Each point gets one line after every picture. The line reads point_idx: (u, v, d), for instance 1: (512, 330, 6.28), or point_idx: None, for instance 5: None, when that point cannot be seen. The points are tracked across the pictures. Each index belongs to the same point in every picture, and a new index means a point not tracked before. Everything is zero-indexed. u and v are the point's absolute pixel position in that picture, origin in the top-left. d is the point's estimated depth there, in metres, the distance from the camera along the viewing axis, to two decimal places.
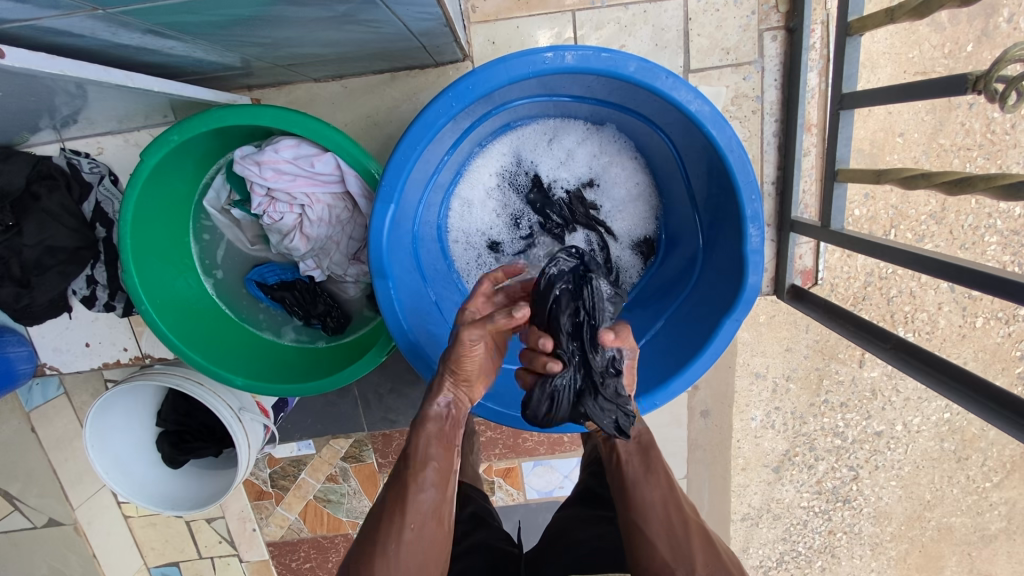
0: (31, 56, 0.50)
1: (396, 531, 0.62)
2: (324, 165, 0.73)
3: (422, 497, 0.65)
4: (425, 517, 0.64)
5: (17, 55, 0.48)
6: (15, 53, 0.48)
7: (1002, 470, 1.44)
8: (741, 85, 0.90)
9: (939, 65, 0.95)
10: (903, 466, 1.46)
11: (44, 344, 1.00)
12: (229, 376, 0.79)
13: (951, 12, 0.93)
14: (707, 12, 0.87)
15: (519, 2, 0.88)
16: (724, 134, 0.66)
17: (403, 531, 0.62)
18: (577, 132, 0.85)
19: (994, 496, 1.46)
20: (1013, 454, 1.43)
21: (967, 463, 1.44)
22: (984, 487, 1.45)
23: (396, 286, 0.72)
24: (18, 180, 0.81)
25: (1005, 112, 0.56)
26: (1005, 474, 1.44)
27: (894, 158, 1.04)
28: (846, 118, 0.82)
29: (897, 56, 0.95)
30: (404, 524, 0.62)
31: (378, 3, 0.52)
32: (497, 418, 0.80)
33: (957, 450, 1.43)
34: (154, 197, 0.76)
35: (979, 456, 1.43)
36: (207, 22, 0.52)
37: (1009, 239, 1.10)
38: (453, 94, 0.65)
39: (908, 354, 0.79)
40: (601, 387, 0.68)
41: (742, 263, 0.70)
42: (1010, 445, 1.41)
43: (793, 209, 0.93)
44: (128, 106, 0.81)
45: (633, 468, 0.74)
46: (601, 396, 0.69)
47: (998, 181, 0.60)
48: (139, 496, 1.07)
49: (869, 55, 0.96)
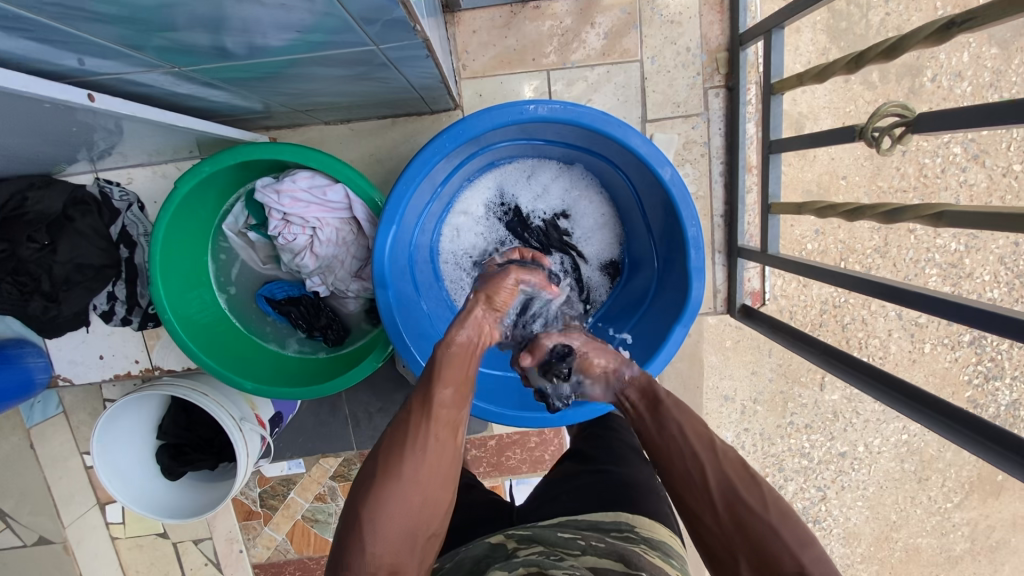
0: (112, 100, 0.63)
1: (422, 437, 0.61)
2: (335, 194, 0.85)
3: (446, 406, 0.64)
4: (449, 427, 0.64)
5: (104, 100, 0.61)
6: (103, 98, 0.61)
7: (962, 490, 1.54)
8: (691, 132, 1.05)
9: None
10: (868, 487, 1.56)
11: (60, 357, 1.07)
12: (240, 380, 0.87)
13: (881, 73, 1.11)
14: (659, 73, 1.03)
15: (502, 62, 1.03)
16: (669, 171, 0.80)
17: (427, 440, 0.62)
18: (551, 170, 0.98)
19: (956, 516, 1.56)
20: (970, 475, 1.53)
21: (928, 484, 1.54)
22: (946, 507, 1.55)
23: (394, 296, 0.83)
24: (57, 205, 0.91)
25: (882, 154, 0.68)
26: (965, 495, 1.54)
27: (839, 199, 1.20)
28: (776, 160, 0.97)
29: (836, 109, 1.13)
30: (430, 431, 0.62)
31: (389, 66, 0.66)
32: (488, 416, 0.87)
33: (916, 470, 1.54)
34: (181, 218, 0.86)
35: (939, 477, 1.54)
36: (251, 77, 0.66)
37: (948, 271, 1.25)
38: (447, 137, 0.78)
39: (833, 356, 0.92)
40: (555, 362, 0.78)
41: (687, 278, 0.83)
42: (967, 465, 1.52)
43: (739, 238, 1.07)
44: (159, 143, 0.92)
45: (646, 428, 0.66)
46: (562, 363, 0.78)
47: (880, 208, 0.72)
48: (137, 503, 1.11)
49: (812, 108, 1.13)
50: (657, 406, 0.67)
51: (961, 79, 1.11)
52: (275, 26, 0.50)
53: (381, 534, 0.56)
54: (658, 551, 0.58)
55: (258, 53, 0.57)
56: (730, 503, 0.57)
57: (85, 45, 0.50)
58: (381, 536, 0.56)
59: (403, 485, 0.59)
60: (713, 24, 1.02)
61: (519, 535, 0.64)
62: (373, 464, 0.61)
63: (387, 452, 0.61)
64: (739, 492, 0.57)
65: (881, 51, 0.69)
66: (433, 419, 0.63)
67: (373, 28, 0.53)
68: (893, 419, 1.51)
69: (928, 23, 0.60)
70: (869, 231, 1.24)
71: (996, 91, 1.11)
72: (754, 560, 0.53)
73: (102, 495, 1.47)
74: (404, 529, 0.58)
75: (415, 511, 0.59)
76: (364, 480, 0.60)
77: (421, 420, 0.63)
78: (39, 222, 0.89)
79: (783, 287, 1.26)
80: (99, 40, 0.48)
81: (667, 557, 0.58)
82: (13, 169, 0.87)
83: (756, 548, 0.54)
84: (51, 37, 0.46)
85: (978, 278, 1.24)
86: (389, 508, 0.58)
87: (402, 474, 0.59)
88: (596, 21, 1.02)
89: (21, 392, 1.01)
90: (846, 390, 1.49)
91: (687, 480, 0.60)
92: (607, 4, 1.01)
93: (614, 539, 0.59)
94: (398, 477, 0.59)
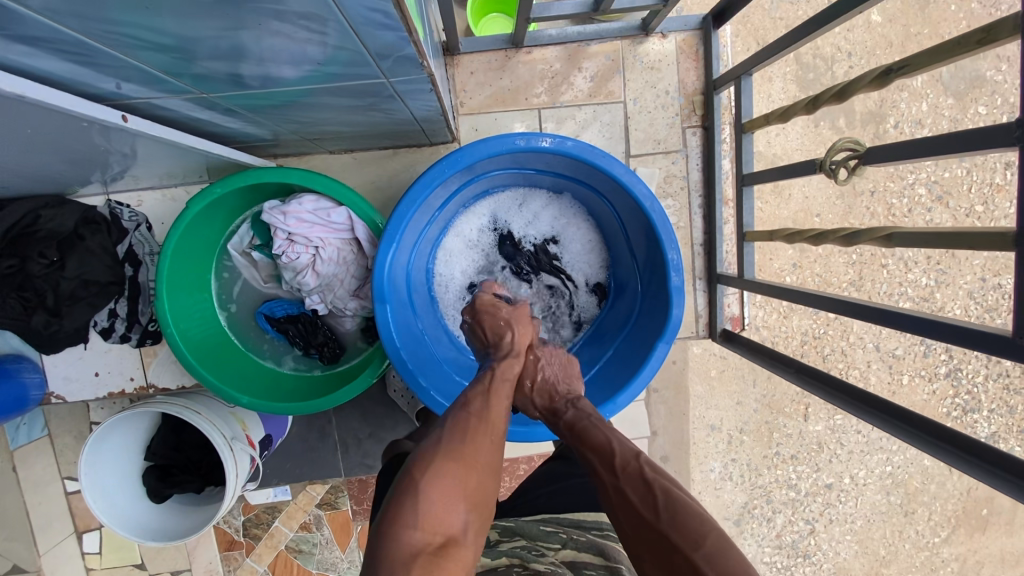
0: (142, 122, 0.69)
1: (482, 433, 0.63)
2: (339, 216, 0.90)
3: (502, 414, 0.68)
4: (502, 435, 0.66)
5: (135, 121, 0.68)
6: (135, 119, 0.68)
7: (948, 524, 1.56)
8: (671, 167, 1.14)
9: None
10: (856, 520, 1.57)
11: (55, 374, 1.09)
12: (236, 395, 0.89)
13: (847, 120, 1.22)
14: (641, 113, 1.12)
15: (497, 101, 1.12)
16: (649, 199, 0.86)
17: (487, 435, 0.63)
18: (542, 199, 1.05)
19: (944, 551, 1.57)
20: (956, 509, 1.55)
21: (915, 517, 1.56)
22: (934, 542, 1.57)
23: (391, 311, 0.87)
24: (69, 223, 0.95)
25: (839, 183, 0.76)
26: (952, 529, 1.56)
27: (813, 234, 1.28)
28: (748, 193, 1.05)
29: (807, 151, 1.22)
30: (488, 430, 0.64)
31: (394, 98, 0.73)
32: None
33: (902, 504, 1.56)
34: (190, 236, 0.90)
35: (925, 510, 1.56)
36: (269, 106, 0.72)
37: (920, 304, 1.31)
38: (447, 163, 0.84)
39: (808, 374, 0.98)
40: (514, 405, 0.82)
41: (668, 299, 0.88)
42: (952, 499, 1.55)
43: (718, 266, 1.14)
44: (169, 168, 0.98)
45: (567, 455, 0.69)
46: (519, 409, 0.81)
47: (839, 232, 0.78)
48: (119, 524, 1.09)
49: (785, 149, 1.22)
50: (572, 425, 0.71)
51: (921, 127, 1.21)
52: (296, 61, 0.57)
53: (437, 502, 0.55)
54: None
55: (278, 83, 0.63)
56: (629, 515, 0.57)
57: (127, 72, 0.56)
58: (436, 504, 0.54)
59: (465, 469, 0.59)
60: (689, 70, 1.11)
61: (502, 526, 0.73)
62: (433, 445, 0.61)
63: (448, 434, 0.62)
64: (634, 504, 0.57)
65: (835, 93, 0.78)
66: (491, 419, 0.66)
67: (384, 62, 0.60)
68: (877, 450, 1.54)
69: (870, 70, 0.69)
70: (844, 266, 1.32)
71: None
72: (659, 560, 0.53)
73: (81, 523, 1.44)
74: (457, 504, 0.56)
75: (469, 493, 0.57)
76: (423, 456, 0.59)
77: (482, 413, 0.65)
78: (50, 239, 0.92)
79: (764, 318, 1.32)
80: (137, 65, 0.54)
81: None
82: (30, 188, 0.91)
83: (654, 556, 0.53)
84: (95, 61, 0.52)
85: (950, 312, 1.31)
86: (447, 485, 0.57)
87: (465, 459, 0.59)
88: (582, 66, 1.11)
89: (15, 407, 1.02)
90: (829, 420, 1.53)
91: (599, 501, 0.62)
92: (593, 52, 1.11)
93: (592, 534, 0.68)
94: (459, 456, 0.59)
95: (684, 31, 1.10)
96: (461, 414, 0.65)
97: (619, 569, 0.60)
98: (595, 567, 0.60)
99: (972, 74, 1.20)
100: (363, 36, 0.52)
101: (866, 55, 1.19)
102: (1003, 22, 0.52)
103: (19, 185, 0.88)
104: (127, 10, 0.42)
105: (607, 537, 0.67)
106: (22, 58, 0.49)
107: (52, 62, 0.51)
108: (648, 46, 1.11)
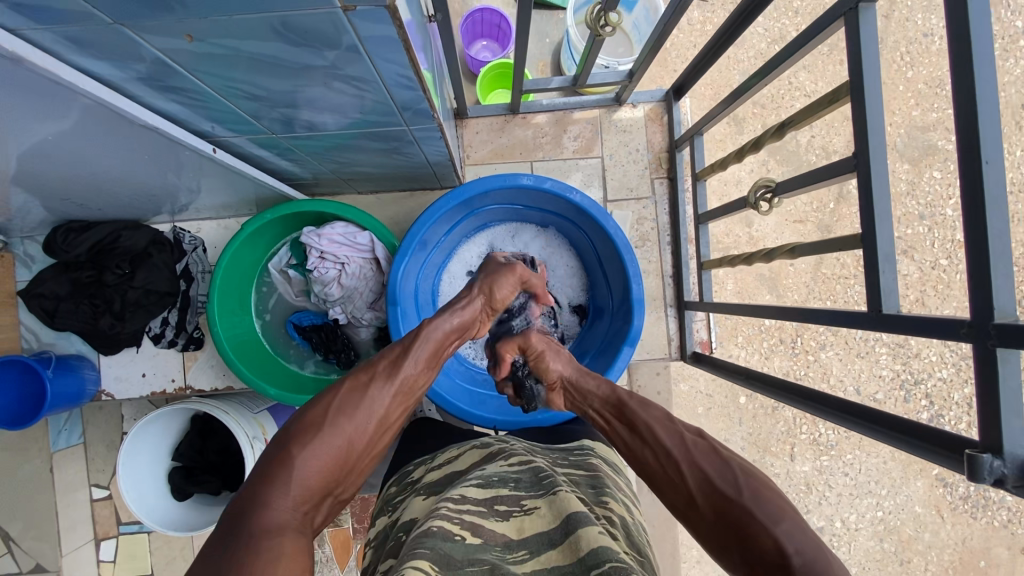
0: (224, 155, 0.91)
1: (374, 408, 0.77)
2: (363, 239, 1.09)
3: (397, 399, 0.81)
4: (396, 413, 0.81)
5: (220, 154, 0.90)
6: (220, 152, 0.90)
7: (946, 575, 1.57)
8: (642, 211, 1.36)
9: (812, 214, 1.43)
10: (850, 567, 1.58)
11: (108, 373, 1.26)
12: (265, 388, 1.05)
13: None
14: (616, 167, 1.35)
15: (496, 155, 1.35)
16: (614, 228, 1.05)
17: (376, 412, 0.77)
18: (531, 232, 1.24)
19: None
20: (953, 559, 1.57)
21: (911, 567, 1.57)
22: None
23: (400, 314, 1.04)
24: (141, 242, 1.15)
25: (763, 212, 0.94)
26: None
27: (790, 281, 1.46)
28: (705, 231, 1.25)
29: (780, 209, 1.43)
30: (381, 406, 0.78)
31: (411, 143, 0.94)
32: (485, 421, 1.11)
33: (897, 552, 1.57)
34: (242, 250, 1.10)
35: (920, 559, 1.57)
36: (317, 147, 0.94)
37: (897, 349, 1.45)
38: (452, 195, 1.04)
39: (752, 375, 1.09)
40: (521, 386, 1.04)
41: (633, 311, 1.05)
42: (947, 548, 1.56)
43: (686, 294, 1.33)
44: (225, 201, 1.20)
45: (620, 432, 0.79)
46: (525, 389, 1.03)
47: (761, 254, 0.96)
48: (147, 516, 1.20)
49: None
50: (627, 411, 0.80)
51: None
52: (342, 110, 0.78)
53: (311, 475, 0.66)
54: (603, 458, 0.89)
55: (328, 129, 0.85)
56: (705, 486, 0.64)
57: (223, 116, 0.78)
58: (310, 477, 0.66)
59: (345, 441, 0.72)
60: (656, 133, 1.35)
61: (500, 438, 0.92)
62: (326, 412, 0.73)
63: (322, 419, 0.72)
64: (713, 480, 0.64)
65: (752, 144, 0.97)
66: (387, 396, 0.79)
67: (406, 113, 0.81)
68: (866, 494, 1.56)
69: (771, 125, 0.89)
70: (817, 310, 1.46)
71: (911, 197, 1.41)
72: (740, 546, 0.58)
73: (100, 530, 1.50)
74: (326, 478, 0.68)
75: (340, 466, 0.70)
76: (293, 435, 0.70)
77: (365, 396, 0.77)
78: (125, 255, 1.14)
79: (746, 356, 1.44)
80: (232, 110, 0.76)
81: (606, 459, 0.90)
82: (116, 213, 1.13)
83: (736, 528, 0.59)
84: (205, 105, 0.73)
85: (926, 358, 1.45)
86: (320, 459, 0.68)
87: (347, 430, 0.72)
88: (568, 129, 1.35)
89: (73, 400, 1.18)
90: (816, 461, 1.54)
91: (671, 481, 0.68)
92: (576, 118, 1.35)
93: (575, 456, 0.89)
94: (337, 434, 0.71)
95: (650, 103, 1.35)
96: (355, 388, 0.78)
97: (599, 473, 0.82)
98: (579, 474, 0.82)
99: (923, 144, 1.40)
100: (393, 94, 0.73)
101: (825, 127, 1.40)
102: (843, 85, 0.72)
103: (109, 209, 1.10)
104: (241, 74, 0.64)
105: (589, 456, 0.89)
106: (160, 99, 0.71)
107: (175, 105, 0.73)
108: (621, 114, 1.35)
